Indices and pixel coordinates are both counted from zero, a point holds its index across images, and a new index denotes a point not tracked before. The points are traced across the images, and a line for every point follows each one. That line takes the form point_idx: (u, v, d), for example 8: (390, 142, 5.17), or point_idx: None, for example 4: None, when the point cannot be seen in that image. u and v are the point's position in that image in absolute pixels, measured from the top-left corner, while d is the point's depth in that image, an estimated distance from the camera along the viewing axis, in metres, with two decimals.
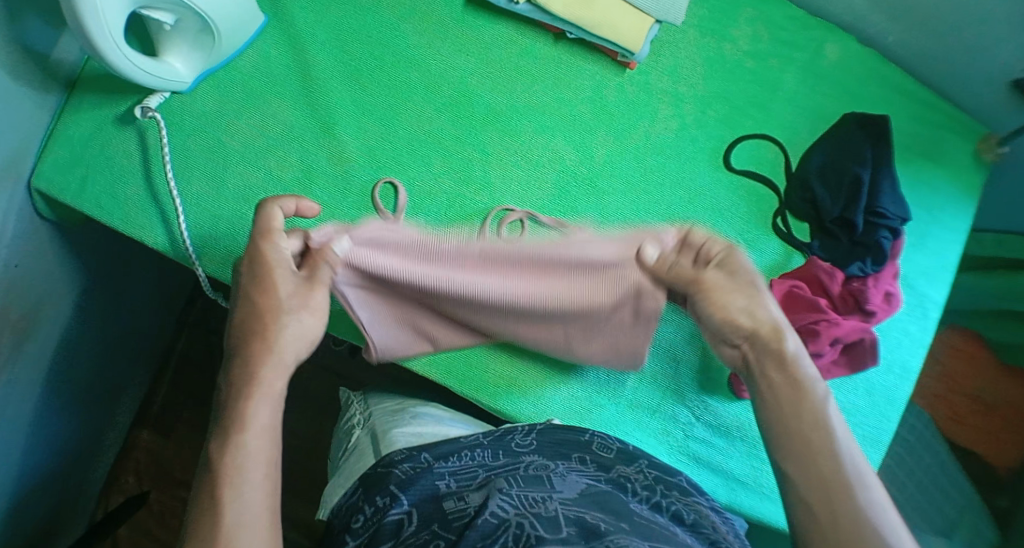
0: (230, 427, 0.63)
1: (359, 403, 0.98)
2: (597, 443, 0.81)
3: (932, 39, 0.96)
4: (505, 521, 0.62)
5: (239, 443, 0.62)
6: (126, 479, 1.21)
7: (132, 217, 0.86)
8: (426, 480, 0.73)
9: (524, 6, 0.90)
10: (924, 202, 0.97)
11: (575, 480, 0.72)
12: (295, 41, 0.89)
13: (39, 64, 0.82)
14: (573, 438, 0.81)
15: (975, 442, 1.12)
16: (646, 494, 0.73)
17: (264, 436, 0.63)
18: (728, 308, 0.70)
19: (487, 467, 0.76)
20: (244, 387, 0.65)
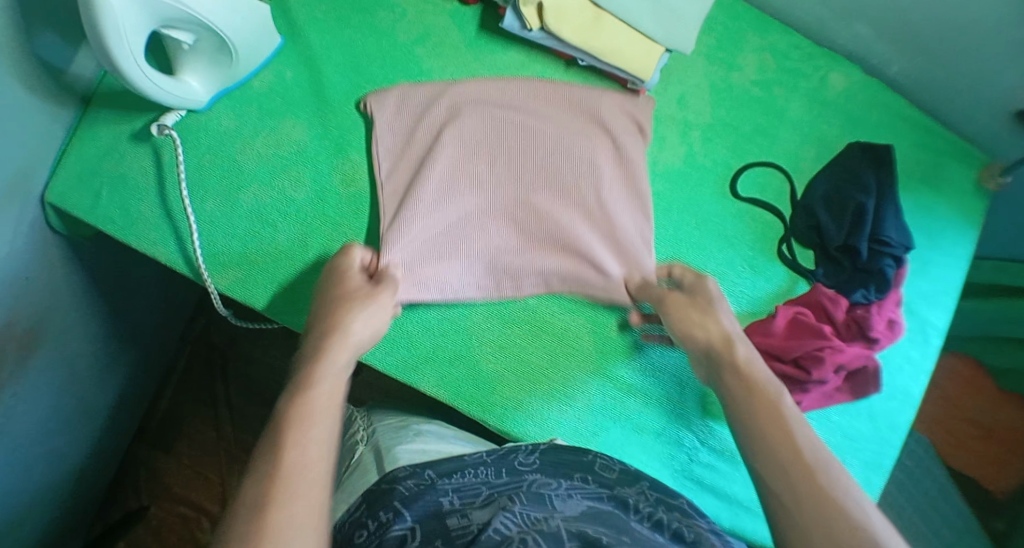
0: (268, 459, 0.64)
1: (363, 419, 0.99)
2: (600, 463, 0.81)
3: (934, 70, 0.98)
4: (509, 538, 0.64)
5: (266, 478, 0.63)
6: (127, 492, 1.21)
7: (143, 233, 0.87)
8: (429, 496, 0.74)
9: (536, 33, 0.89)
10: (927, 229, 0.98)
11: (576, 502, 0.72)
12: (309, 62, 0.90)
13: (56, 80, 0.83)
14: (576, 458, 0.81)
15: (978, 464, 1.15)
16: (648, 512, 0.73)
17: (300, 470, 0.64)
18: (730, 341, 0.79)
19: (490, 484, 0.77)
20: (298, 416, 0.68)
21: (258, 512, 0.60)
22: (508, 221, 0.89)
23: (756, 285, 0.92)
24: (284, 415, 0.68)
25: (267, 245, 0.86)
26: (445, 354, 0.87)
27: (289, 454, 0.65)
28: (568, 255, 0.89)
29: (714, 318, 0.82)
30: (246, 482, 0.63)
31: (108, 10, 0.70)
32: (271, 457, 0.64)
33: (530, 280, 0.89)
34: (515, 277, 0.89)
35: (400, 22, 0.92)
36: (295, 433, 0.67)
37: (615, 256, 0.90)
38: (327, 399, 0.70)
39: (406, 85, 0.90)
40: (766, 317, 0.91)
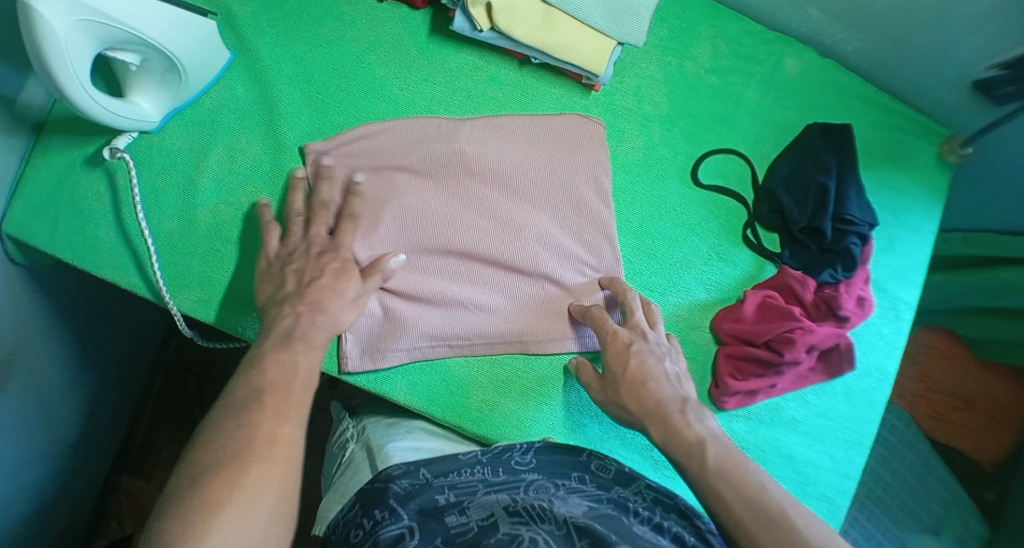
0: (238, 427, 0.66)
1: (352, 416, 0.98)
2: (593, 463, 0.81)
3: (888, 48, 0.98)
4: (518, 537, 0.62)
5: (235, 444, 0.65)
6: (110, 523, 1.20)
7: (103, 259, 0.85)
8: (426, 494, 0.74)
9: (487, 34, 0.87)
10: (891, 206, 0.99)
11: (577, 502, 0.71)
12: (261, 76, 0.88)
13: (3, 109, 0.82)
14: (572, 458, 0.81)
15: (964, 436, 1.15)
16: (647, 514, 0.73)
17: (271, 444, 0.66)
18: (652, 392, 0.79)
19: (487, 483, 0.76)
20: (276, 408, 0.68)
21: (215, 478, 0.62)
22: (463, 261, 0.87)
23: (724, 272, 0.93)
24: (247, 422, 0.66)
25: (231, 263, 0.85)
26: (419, 360, 0.85)
27: (260, 429, 0.66)
28: (524, 288, 0.89)
29: (641, 363, 0.81)
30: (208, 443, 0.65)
31: (48, 23, 0.68)
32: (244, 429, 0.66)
33: (487, 324, 0.87)
34: (472, 314, 0.87)
35: (349, 29, 0.90)
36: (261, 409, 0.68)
37: (579, 266, 0.90)
38: (295, 402, 0.69)
39: (354, 131, 0.87)
40: (736, 303, 0.92)
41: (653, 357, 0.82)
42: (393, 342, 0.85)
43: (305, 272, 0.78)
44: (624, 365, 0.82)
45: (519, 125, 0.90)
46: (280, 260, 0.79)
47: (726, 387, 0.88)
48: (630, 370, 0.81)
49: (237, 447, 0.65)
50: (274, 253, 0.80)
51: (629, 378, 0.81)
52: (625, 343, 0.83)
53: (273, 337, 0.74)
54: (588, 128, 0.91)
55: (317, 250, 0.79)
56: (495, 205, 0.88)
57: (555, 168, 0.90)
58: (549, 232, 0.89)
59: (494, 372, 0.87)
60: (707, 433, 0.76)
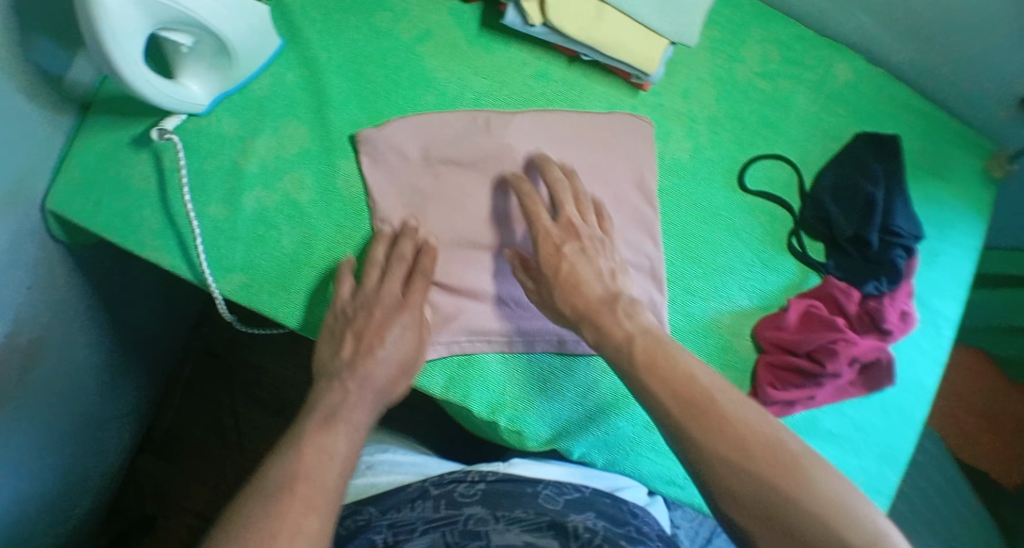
0: (260, 519, 0.66)
1: None
2: (543, 495, 0.80)
3: (940, 59, 0.97)
4: None
5: (255, 537, 0.65)
6: (130, 506, 1.20)
7: (146, 239, 0.85)
8: (364, 535, 0.76)
9: (539, 29, 0.85)
10: (936, 219, 0.98)
11: (511, 537, 0.72)
12: (310, 64, 0.88)
13: (53, 86, 0.82)
14: (519, 490, 0.81)
15: (996, 460, 1.14)
16: (588, 537, 0.72)
17: (294, 536, 0.66)
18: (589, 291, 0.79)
19: (427, 518, 0.78)
20: (307, 496, 0.69)
21: None
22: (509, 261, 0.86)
23: (768, 279, 0.92)
24: (273, 515, 0.66)
25: (272, 249, 0.84)
26: (457, 354, 0.85)
27: (286, 525, 0.66)
28: None
29: (570, 263, 0.80)
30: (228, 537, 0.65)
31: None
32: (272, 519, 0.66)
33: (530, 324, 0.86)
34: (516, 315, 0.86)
35: (399, 21, 0.90)
36: (281, 500, 0.68)
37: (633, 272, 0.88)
38: (321, 492, 0.70)
39: (401, 120, 0.87)
40: (778, 311, 0.90)
41: (589, 260, 0.81)
42: (433, 336, 0.84)
43: (364, 335, 0.80)
44: (555, 267, 0.80)
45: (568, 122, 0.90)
46: (343, 316, 0.81)
47: (764, 395, 0.87)
48: (560, 273, 0.80)
49: (257, 538, 0.65)
50: (341, 304, 0.81)
51: (561, 281, 0.80)
52: (557, 241, 0.81)
53: (318, 417, 0.76)
54: (638, 130, 0.91)
55: (382, 311, 0.81)
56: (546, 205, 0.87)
57: (601, 168, 0.89)
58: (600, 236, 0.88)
59: (532, 372, 0.87)
60: (637, 325, 0.76)
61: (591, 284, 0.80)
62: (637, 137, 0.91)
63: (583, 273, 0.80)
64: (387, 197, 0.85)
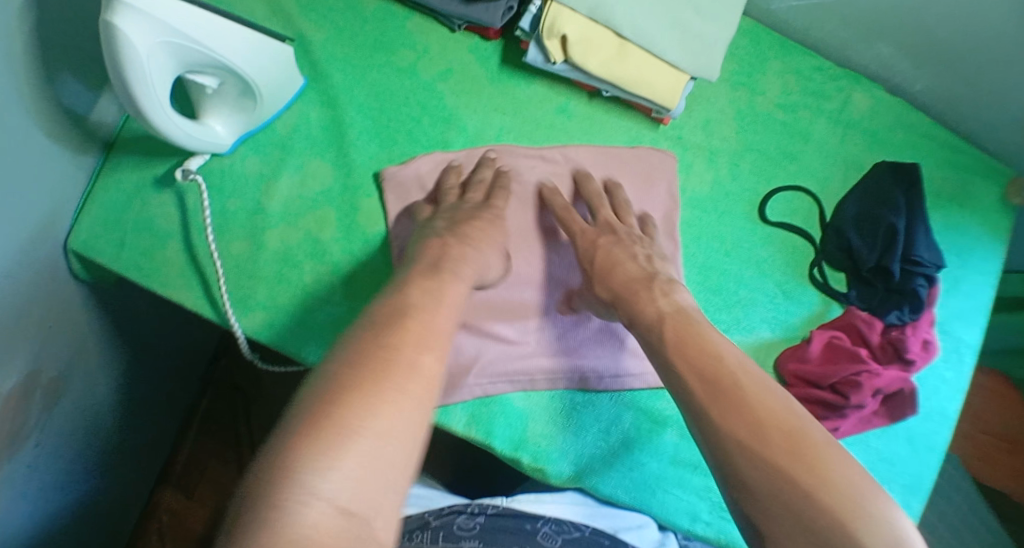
0: (336, 403, 0.58)
1: None
2: (543, 533, 0.86)
3: (959, 87, 0.97)
4: None
5: (335, 418, 0.57)
6: (147, 539, 1.21)
7: (169, 278, 0.85)
8: None
9: (561, 66, 0.85)
10: (956, 247, 0.98)
11: None
12: (332, 102, 0.88)
13: (76, 125, 0.83)
14: (518, 527, 0.86)
15: (1003, 478, 1.14)
16: None
17: (384, 433, 0.57)
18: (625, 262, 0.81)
19: None
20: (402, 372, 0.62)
21: (295, 455, 0.54)
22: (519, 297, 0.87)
23: (790, 310, 0.92)
24: (363, 389, 0.59)
25: (295, 286, 0.85)
26: (480, 396, 0.84)
27: (375, 416, 0.58)
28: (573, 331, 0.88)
29: (607, 250, 0.82)
30: (310, 417, 0.57)
31: (128, 42, 0.68)
32: (342, 408, 0.57)
33: (538, 360, 0.86)
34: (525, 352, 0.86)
35: (421, 58, 0.90)
36: (363, 393, 0.59)
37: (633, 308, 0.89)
38: (423, 374, 0.62)
39: (425, 156, 0.87)
40: (801, 342, 0.90)
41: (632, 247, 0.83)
42: (462, 378, 0.84)
43: (456, 218, 0.80)
44: (592, 258, 0.83)
45: (590, 154, 0.90)
46: (431, 215, 0.82)
47: None
48: (601, 260, 0.82)
49: (328, 411, 0.57)
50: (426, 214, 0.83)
51: (598, 267, 0.82)
52: (594, 236, 0.83)
53: (397, 282, 0.72)
54: (660, 165, 0.91)
55: (468, 205, 0.82)
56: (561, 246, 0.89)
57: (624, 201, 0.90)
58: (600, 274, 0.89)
59: (556, 410, 0.86)
60: (669, 306, 0.76)
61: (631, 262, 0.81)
62: (660, 173, 0.91)
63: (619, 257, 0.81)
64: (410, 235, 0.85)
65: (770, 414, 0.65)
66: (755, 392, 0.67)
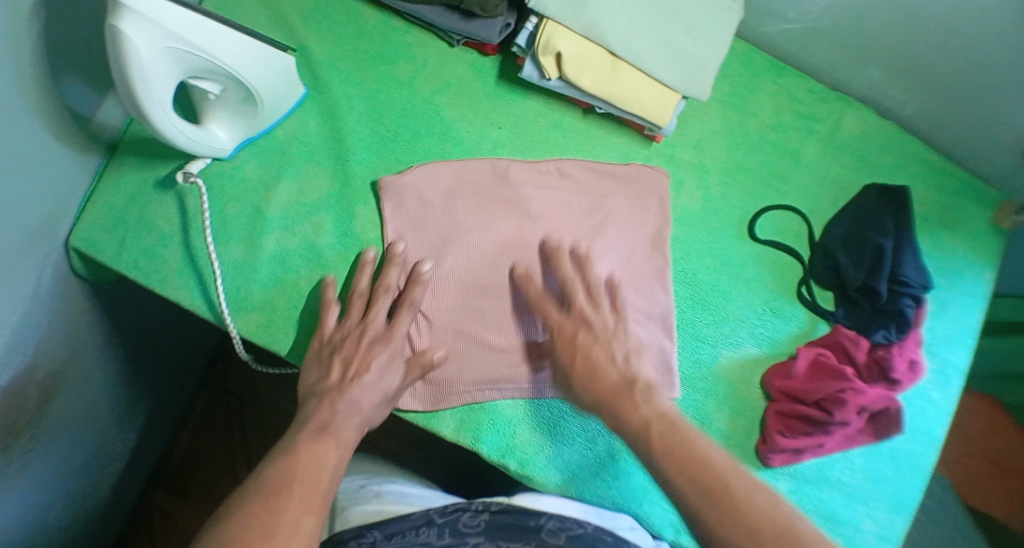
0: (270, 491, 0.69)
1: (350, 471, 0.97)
2: (547, 529, 0.81)
3: (949, 112, 0.99)
4: None
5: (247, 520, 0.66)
6: (140, 538, 1.23)
7: (166, 277, 0.87)
8: None
9: (555, 82, 0.87)
10: (946, 270, 0.99)
11: None
12: (332, 111, 0.90)
13: (81, 127, 0.85)
14: (523, 524, 0.81)
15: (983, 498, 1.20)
16: None
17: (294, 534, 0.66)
18: (604, 367, 0.80)
19: None
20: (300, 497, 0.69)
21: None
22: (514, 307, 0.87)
23: (777, 327, 0.93)
24: (275, 506, 0.68)
25: (290, 290, 0.86)
26: (468, 403, 0.86)
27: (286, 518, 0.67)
28: None
29: (588, 349, 0.82)
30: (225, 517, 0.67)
31: (132, 46, 0.70)
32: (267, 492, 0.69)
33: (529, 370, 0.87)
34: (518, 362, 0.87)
35: (420, 72, 0.93)
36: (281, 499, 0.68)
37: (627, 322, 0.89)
38: (300, 538, 0.66)
39: (421, 166, 0.89)
40: (787, 359, 0.91)
41: (617, 348, 0.82)
42: (450, 383, 0.86)
43: (350, 363, 0.80)
44: (574, 356, 0.82)
45: (585, 170, 0.92)
46: (331, 345, 0.81)
47: (773, 444, 0.88)
48: (579, 358, 0.81)
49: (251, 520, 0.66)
50: (327, 335, 0.82)
51: (578, 369, 0.81)
52: (570, 334, 0.83)
53: (309, 429, 0.76)
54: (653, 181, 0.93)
55: (368, 342, 0.81)
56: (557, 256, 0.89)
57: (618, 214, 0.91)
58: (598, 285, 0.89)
59: (546, 419, 0.88)
60: (652, 411, 0.76)
61: (610, 367, 0.80)
62: (653, 189, 0.92)
63: (600, 359, 0.81)
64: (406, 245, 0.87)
65: (766, 501, 0.67)
66: (738, 480, 0.68)
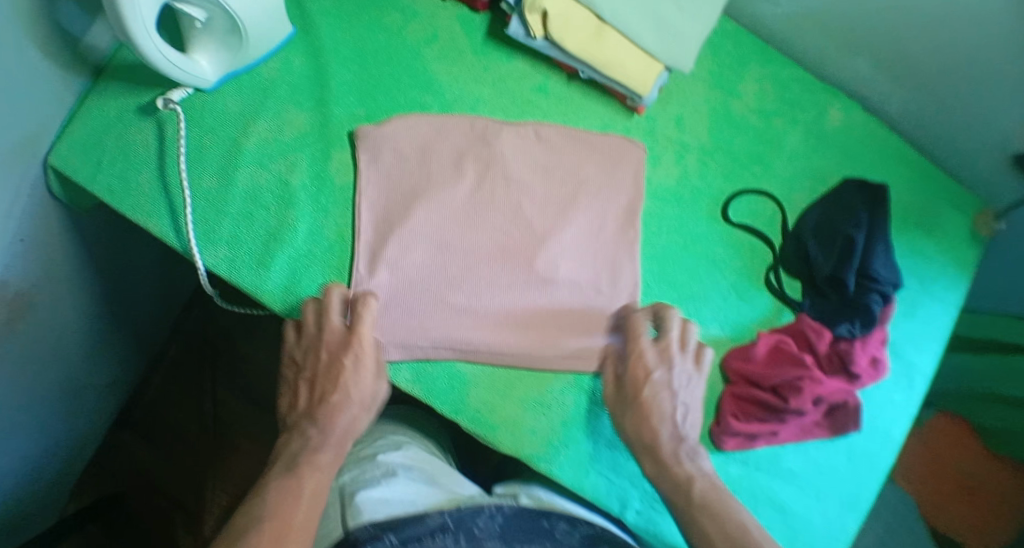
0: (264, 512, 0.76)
1: None
2: (559, 531, 0.78)
3: (933, 113, 0.99)
4: None
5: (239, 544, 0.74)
6: (101, 480, 1.23)
7: (138, 203, 0.87)
8: None
9: (541, 43, 0.87)
10: (919, 271, 0.98)
11: None
12: (318, 53, 0.91)
13: (70, 46, 0.86)
14: (539, 526, 0.78)
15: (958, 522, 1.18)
16: None
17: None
18: (660, 422, 0.84)
19: None
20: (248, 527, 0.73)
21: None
22: (482, 266, 0.87)
23: (741, 310, 0.92)
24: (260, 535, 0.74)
25: (259, 226, 0.86)
26: (418, 357, 0.85)
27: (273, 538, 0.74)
28: (533, 306, 0.88)
29: (655, 403, 0.85)
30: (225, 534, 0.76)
31: None
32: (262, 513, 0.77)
33: (492, 330, 0.86)
34: (479, 320, 0.86)
35: (409, 23, 0.94)
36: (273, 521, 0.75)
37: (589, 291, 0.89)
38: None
39: (400, 118, 0.89)
40: (749, 343, 0.91)
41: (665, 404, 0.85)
42: (410, 334, 0.85)
43: (316, 384, 0.85)
44: (637, 398, 0.85)
45: (563, 135, 0.92)
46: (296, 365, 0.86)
47: (726, 426, 0.87)
48: (642, 400, 0.84)
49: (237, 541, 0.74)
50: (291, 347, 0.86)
51: (638, 406, 0.84)
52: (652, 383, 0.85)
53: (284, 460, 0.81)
54: (630, 151, 0.93)
55: (327, 356, 0.84)
56: (529, 220, 0.89)
57: (592, 186, 0.91)
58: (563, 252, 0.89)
59: (506, 381, 0.87)
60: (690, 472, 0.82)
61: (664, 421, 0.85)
62: (631, 160, 0.93)
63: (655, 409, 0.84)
64: (380, 194, 0.88)
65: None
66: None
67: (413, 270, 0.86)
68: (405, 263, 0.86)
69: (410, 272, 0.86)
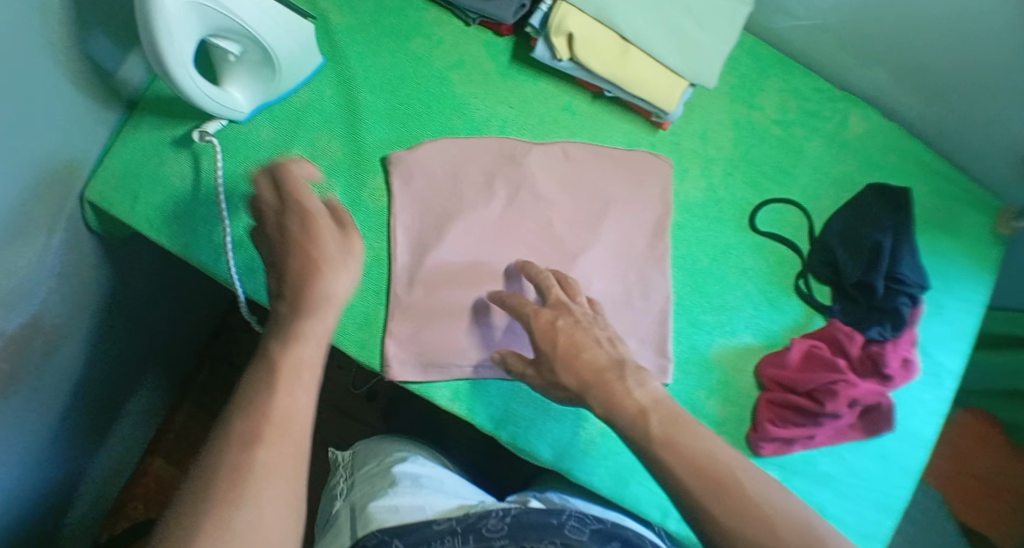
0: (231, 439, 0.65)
1: (347, 467, 0.96)
2: (569, 526, 0.76)
3: (950, 117, 1.01)
4: None
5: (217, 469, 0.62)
6: (134, 507, 1.24)
7: (177, 235, 0.89)
8: None
9: (566, 64, 0.89)
10: (942, 273, 0.99)
11: None
12: (347, 82, 0.93)
13: (104, 82, 0.87)
14: (541, 521, 0.76)
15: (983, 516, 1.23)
16: None
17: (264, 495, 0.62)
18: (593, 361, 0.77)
19: None
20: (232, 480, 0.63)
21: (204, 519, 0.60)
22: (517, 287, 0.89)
23: (772, 317, 0.94)
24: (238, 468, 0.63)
25: None
26: (459, 378, 0.87)
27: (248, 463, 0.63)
28: None
29: (570, 345, 0.77)
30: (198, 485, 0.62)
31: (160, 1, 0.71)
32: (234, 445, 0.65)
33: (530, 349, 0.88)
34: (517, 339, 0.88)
35: (435, 49, 0.95)
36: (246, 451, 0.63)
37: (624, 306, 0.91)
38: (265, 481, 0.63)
39: (431, 142, 0.91)
40: (782, 349, 0.92)
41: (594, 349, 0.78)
42: (450, 354, 0.86)
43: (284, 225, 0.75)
44: (552, 343, 0.77)
45: (590, 153, 0.94)
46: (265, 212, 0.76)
47: (763, 432, 0.88)
48: (560, 347, 0.77)
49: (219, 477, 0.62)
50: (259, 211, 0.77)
51: (560, 354, 0.77)
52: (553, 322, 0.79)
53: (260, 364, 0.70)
54: (658, 167, 0.95)
55: (290, 214, 0.74)
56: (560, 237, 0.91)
57: (620, 203, 0.93)
58: (595, 268, 0.91)
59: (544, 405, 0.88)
60: (649, 397, 0.74)
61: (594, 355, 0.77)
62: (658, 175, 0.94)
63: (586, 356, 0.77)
64: (414, 218, 0.89)
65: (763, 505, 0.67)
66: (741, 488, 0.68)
67: (449, 292, 0.88)
68: (443, 285, 0.88)
69: (447, 294, 0.87)
